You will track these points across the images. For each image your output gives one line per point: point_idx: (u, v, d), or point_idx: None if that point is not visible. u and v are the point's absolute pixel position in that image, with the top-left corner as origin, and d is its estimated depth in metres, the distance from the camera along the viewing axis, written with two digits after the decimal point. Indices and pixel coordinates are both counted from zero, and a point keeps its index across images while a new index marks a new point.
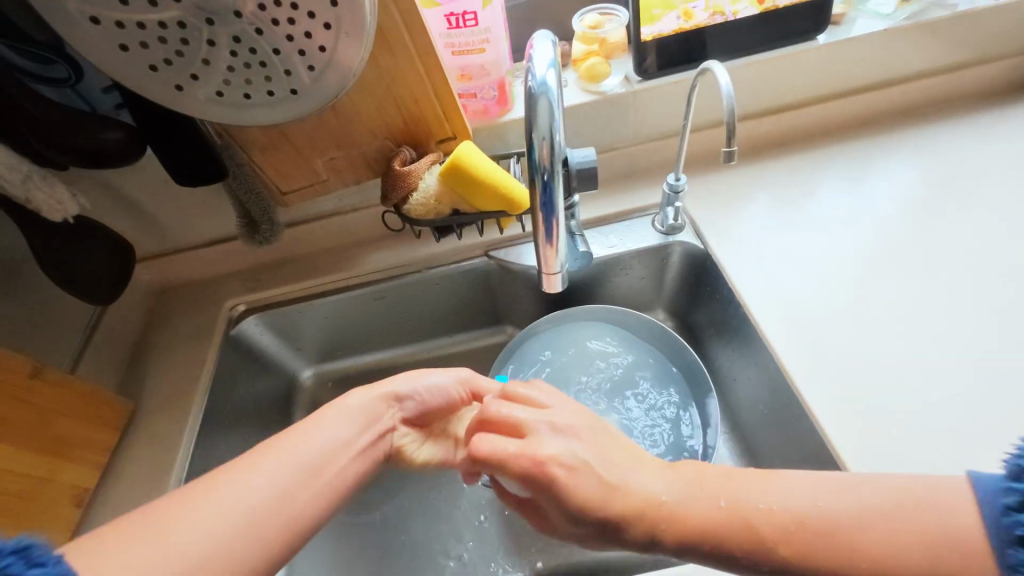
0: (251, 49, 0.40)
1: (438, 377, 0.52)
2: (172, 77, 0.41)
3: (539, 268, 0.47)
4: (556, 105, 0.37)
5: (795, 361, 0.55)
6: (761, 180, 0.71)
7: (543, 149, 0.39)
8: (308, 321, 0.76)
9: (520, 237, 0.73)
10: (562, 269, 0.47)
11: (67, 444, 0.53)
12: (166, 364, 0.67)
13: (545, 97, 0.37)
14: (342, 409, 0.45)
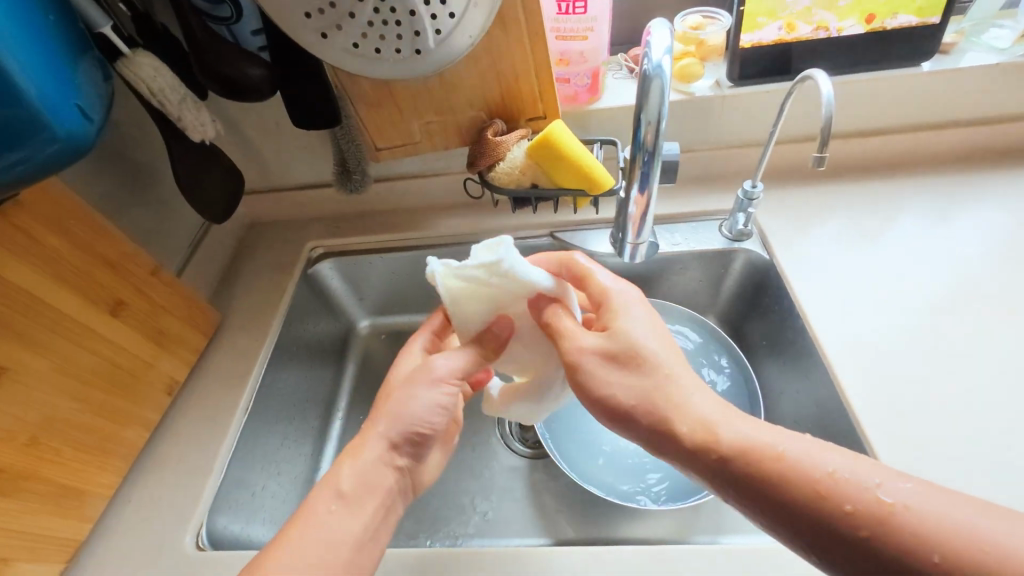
0: (391, 8, 0.45)
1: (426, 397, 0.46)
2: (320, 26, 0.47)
3: (623, 238, 0.53)
4: (667, 89, 0.39)
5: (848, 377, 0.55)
6: (837, 201, 0.70)
7: (647, 131, 0.42)
8: (376, 274, 0.82)
9: (585, 223, 0.75)
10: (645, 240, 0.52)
11: (168, 337, 0.60)
12: (250, 288, 0.74)
13: (657, 81, 0.39)
14: (337, 496, 0.43)
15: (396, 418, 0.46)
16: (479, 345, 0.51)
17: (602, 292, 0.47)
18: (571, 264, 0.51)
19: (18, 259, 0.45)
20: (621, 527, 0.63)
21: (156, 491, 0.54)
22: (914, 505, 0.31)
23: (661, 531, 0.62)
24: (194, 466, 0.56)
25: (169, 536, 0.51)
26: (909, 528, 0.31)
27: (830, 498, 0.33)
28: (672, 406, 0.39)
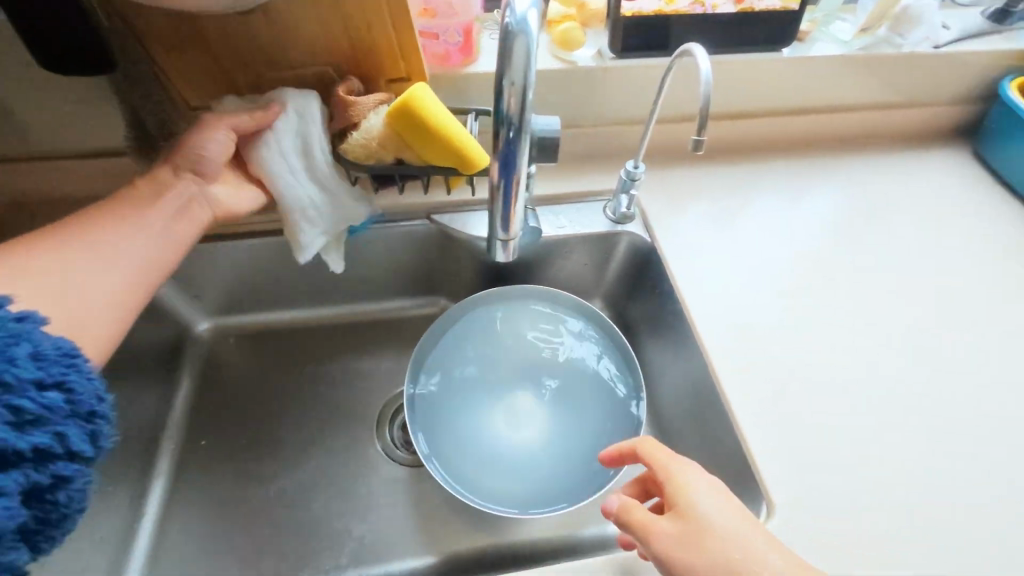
0: None
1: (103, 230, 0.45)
2: None
3: (492, 235, 0.45)
4: (535, 47, 0.33)
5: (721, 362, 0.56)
6: (710, 182, 0.72)
7: (510, 97, 0.35)
8: (209, 267, 0.67)
9: (466, 204, 0.67)
10: (517, 235, 0.44)
11: None
12: None
13: (525, 35, 0.33)
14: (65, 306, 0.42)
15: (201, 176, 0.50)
16: (250, 113, 0.50)
17: (668, 470, 0.41)
18: (636, 450, 0.44)
19: None
20: (511, 530, 0.60)
21: None
22: None
23: (550, 528, 0.60)
24: None
25: None
26: None
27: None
28: (743, 571, 0.36)
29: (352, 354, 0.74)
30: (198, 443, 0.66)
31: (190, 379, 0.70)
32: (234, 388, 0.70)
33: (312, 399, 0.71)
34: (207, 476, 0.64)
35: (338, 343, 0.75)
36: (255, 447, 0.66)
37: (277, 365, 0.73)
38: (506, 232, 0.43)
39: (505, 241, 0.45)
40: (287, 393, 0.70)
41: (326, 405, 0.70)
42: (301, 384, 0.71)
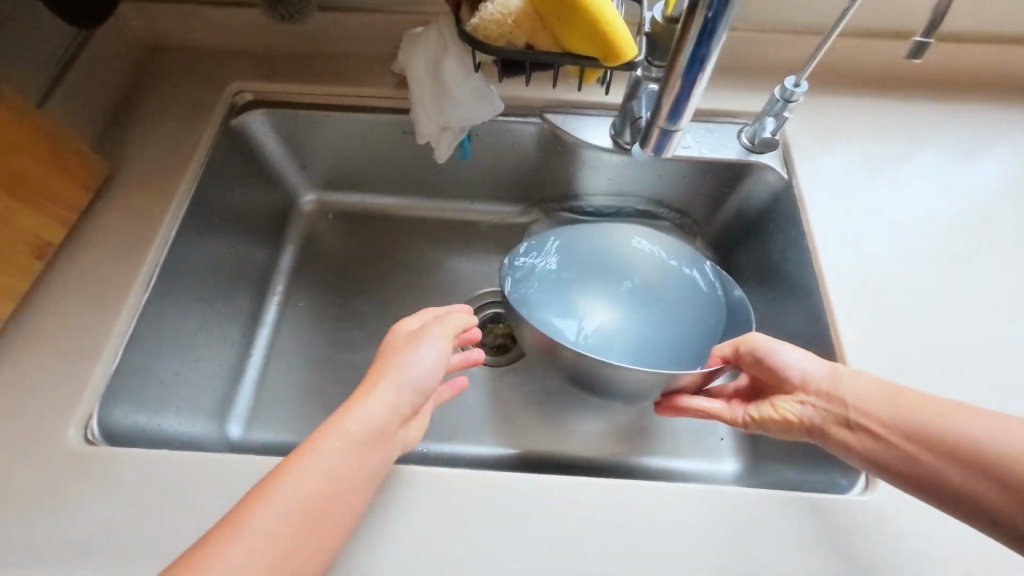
0: None
1: (431, 357, 0.43)
2: None
3: (650, 119, 0.45)
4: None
5: (852, 321, 0.49)
6: (873, 120, 0.60)
7: None
8: (319, 136, 0.67)
9: (584, 106, 0.61)
10: (681, 127, 0.45)
11: (26, 183, 0.45)
12: (154, 133, 0.58)
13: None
14: (344, 432, 0.37)
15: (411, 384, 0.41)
16: (446, 327, 0.46)
17: (787, 369, 0.43)
18: (740, 350, 0.45)
19: None
20: (571, 446, 0.61)
21: (26, 372, 0.44)
22: None
23: (610, 450, 0.60)
24: (75, 349, 0.46)
25: (46, 425, 0.42)
26: None
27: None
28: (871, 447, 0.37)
29: (439, 250, 0.75)
30: (296, 304, 0.70)
31: (293, 246, 0.74)
32: (329, 262, 0.74)
33: (400, 285, 0.73)
34: (300, 335, 0.69)
35: (427, 237, 0.75)
36: (343, 318, 0.70)
37: (369, 247, 0.75)
38: (670, 120, 0.44)
39: (661, 127, 0.45)
40: (375, 275, 0.73)
41: (411, 292, 0.72)
42: (390, 270, 0.74)
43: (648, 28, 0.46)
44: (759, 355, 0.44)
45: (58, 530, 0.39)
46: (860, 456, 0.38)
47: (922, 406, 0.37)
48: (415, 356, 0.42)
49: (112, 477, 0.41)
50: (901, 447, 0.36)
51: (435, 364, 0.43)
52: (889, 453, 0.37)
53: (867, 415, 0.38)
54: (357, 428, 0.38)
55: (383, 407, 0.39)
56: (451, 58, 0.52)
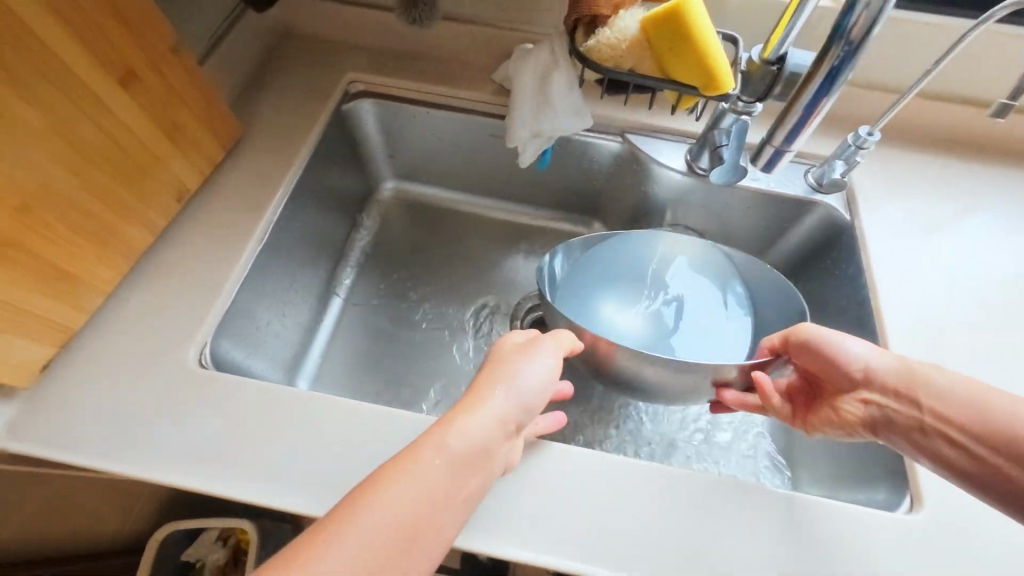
0: None
1: (541, 375, 0.44)
2: None
3: (765, 138, 0.48)
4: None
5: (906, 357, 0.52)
6: (934, 176, 0.64)
7: (860, 15, 0.38)
8: (413, 129, 0.73)
9: (663, 131, 0.67)
10: (794, 150, 0.48)
11: (182, 134, 0.51)
12: (278, 108, 0.64)
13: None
14: (444, 449, 0.35)
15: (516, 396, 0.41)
16: (554, 352, 0.46)
17: (847, 360, 0.43)
18: (792, 340, 0.47)
19: None
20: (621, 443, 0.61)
21: (156, 298, 0.49)
22: None
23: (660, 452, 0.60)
24: (197, 284, 0.51)
25: (169, 347, 0.47)
26: None
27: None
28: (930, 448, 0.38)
29: (503, 248, 0.80)
30: (367, 279, 0.76)
31: (371, 225, 0.80)
32: (400, 245, 0.79)
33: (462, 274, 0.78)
34: (368, 308, 0.74)
35: (493, 235, 0.80)
36: (409, 298, 0.75)
37: (438, 237, 0.80)
38: (787, 141, 0.47)
39: (775, 147, 0.48)
40: (442, 263, 0.78)
41: (473, 283, 0.77)
42: (455, 260, 0.79)
43: (745, 66, 0.50)
44: (811, 345, 0.46)
45: (174, 438, 0.44)
46: (929, 458, 0.38)
47: (994, 409, 0.35)
48: (523, 371, 0.43)
49: (224, 400, 0.46)
50: (977, 452, 0.35)
51: (542, 383, 0.43)
52: (961, 456, 0.36)
53: (942, 416, 0.37)
54: (464, 433, 0.37)
55: (491, 418, 0.39)
56: (560, 73, 0.58)
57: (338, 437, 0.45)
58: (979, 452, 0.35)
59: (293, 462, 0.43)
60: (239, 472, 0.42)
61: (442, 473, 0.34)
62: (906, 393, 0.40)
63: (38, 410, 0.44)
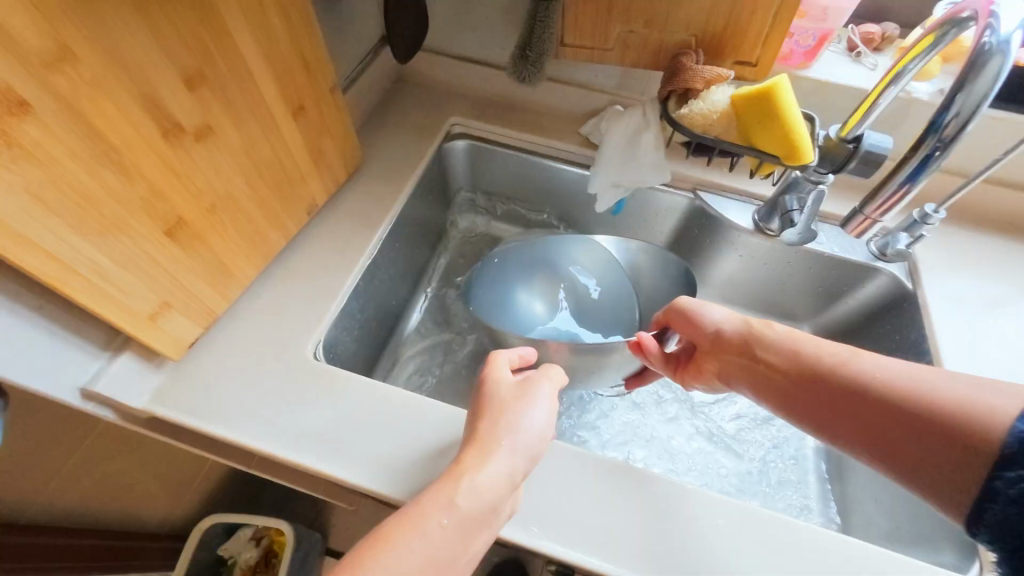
0: None
1: (540, 423, 0.44)
2: None
3: (856, 207, 0.53)
4: (1007, 69, 0.38)
5: None
6: (996, 257, 0.67)
7: (952, 115, 0.41)
8: (501, 170, 0.80)
9: (733, 191, 0.72)
10: (885, 219, 0.52)
11: (323, 158, 0.60)
12: (391, 143, 0.74)
13: (1001, 58, 0.37)
14: (454, 509, 0.36)
15: (517, 448, 0.41)
16: (550, 393, 0.46)
17: (707, 323, 0.51)
18: (671, 310, 0.56)
19: (245, 26, 0.43)
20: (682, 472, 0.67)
21: (284, 296, 0.57)
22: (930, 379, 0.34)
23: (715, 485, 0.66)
24: (318, 287, 0.58)
25: (293, 339, 0.54)
26: (953, 408, 0.32)
27: (862, 367, 0.38)
28: (775, 394, 0.44)
29: None
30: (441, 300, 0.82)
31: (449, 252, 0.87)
32: None
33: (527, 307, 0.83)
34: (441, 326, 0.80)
35: None
36: None
37: None
38: (877, 213, 0.51)
39: (865, 217, 0.52)
40: None
41: None
42: None
43: (822, 141, 0.56)
44: (687, 313, 0.54)
45: (291, 419, 0.49)
46: (758, 392, 0.46)
47: (811, 352, 0.42)
48: (526, 419, 0.43)
49: (335, 390, 0.51)
50: (803, 390, 0.41)
51: (542, 429, 0.43)
52: (772, 383, 0.44)
53: (755, 356, 0.46)
54: (467, 496, 0.37)
55: (497, 474, 0.39)
56: (650, 133, 0.66)
57: (434, 438, 0.49)
58: (805, 391, 0.41)
59: (395, 453, 0.48)
60: (346, 456, 0.47)
61: (446, 538, 0.35)
62: (749, 344, 0.47)
63: (181, 381, 0.50)
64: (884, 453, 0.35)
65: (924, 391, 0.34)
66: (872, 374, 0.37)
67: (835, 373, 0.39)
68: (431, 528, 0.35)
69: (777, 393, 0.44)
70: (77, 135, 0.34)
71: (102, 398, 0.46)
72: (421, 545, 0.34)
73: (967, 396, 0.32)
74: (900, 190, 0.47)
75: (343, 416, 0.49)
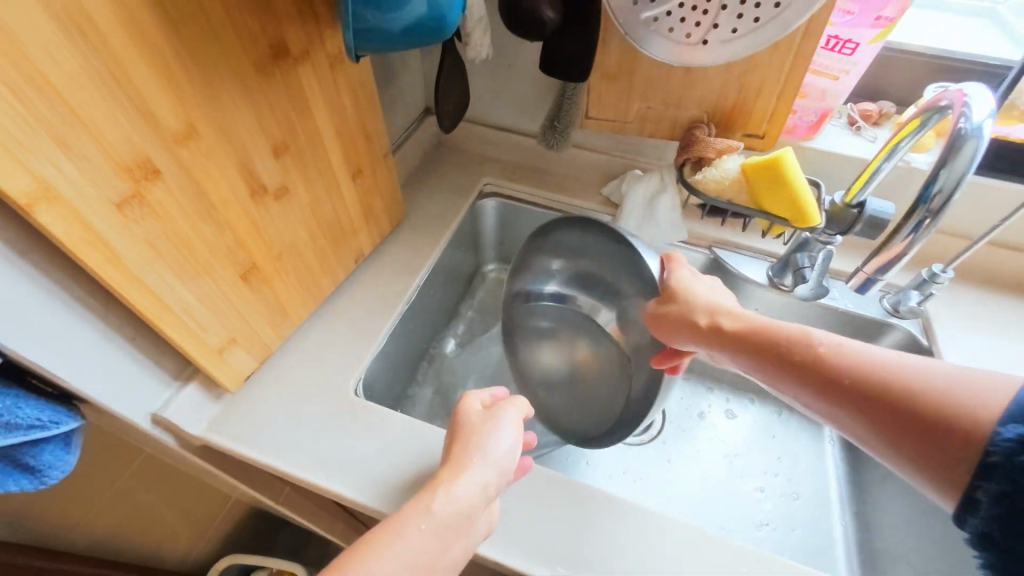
0: None
1: (508, 441, 0.46)
2: None
3: (858, 265, 0.56)
4: (981, 152, 0.42)
5: None
6: (1011, 316, 0.69)
7: (938, 191, 0.45)
8: (528, 226, 0.87)
9: (746, 249, 0.77)
10: (883, 278, 0.55)
11: (373, 212, 0.68)
12: (430, 201, 0.82)
13: (975, 141, 0.42)
14: (430, 515, 0.40)
15: (486, 461, 0.44)
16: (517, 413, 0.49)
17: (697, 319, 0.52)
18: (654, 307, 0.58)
19: (323, 106, 0.52)
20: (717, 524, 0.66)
21: (330, 336, 0.63)
22: (910, 366, 0.36)
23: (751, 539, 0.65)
24: (360, 328, 0.64)
25: (337, 376, 0.59)
26: (942, 398, 0.33)
27: (847, 356, 0.39)
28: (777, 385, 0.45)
29: None
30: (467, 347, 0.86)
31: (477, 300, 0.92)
32: None
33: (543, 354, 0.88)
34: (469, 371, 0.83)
35: None
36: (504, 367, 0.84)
37: None
38: (877, 272, 0.54)
39: (866, 275, 0.56)
40: None
41: None
42: None
43: (828, 206, 0.61)
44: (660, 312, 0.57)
45: (334, 450, 0.53)
46: (759, 380, 0.47)
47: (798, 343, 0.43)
48: (493, 439, 0.46)
49: (374, 425, 0.55)
50: (797, 379, 0.42)
51: (511, 448, 0.46)
52: (761, 372, 0.46)
53: (741, 347, 0.48)
54: (442, 511, 0.40)
55: (470, 489, 0.42)
56: (667, 196, 0.72)
57: None
58: (802, 384, 0.42)
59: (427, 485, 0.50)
60: (384, 488, 0.50)
61: (428, 546, 0.39)
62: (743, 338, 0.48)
63: (235, 412, 0.55)
64: (885, 440, 0.36)
65: (918, 381, 0.35)
66: (861, 365, 0.38)
67: (827, 366, 0.40)
68: (406, 538, 0.39)
69: (780, 384, 0.44)
70: (188, 194, 0.41)
71: (168, 424, 0.50)
72: (399, 556, 0.37)
73: (967, 388, 0.33)
74: (894, 252, 0.51)
75: (381, 451, 0.53)
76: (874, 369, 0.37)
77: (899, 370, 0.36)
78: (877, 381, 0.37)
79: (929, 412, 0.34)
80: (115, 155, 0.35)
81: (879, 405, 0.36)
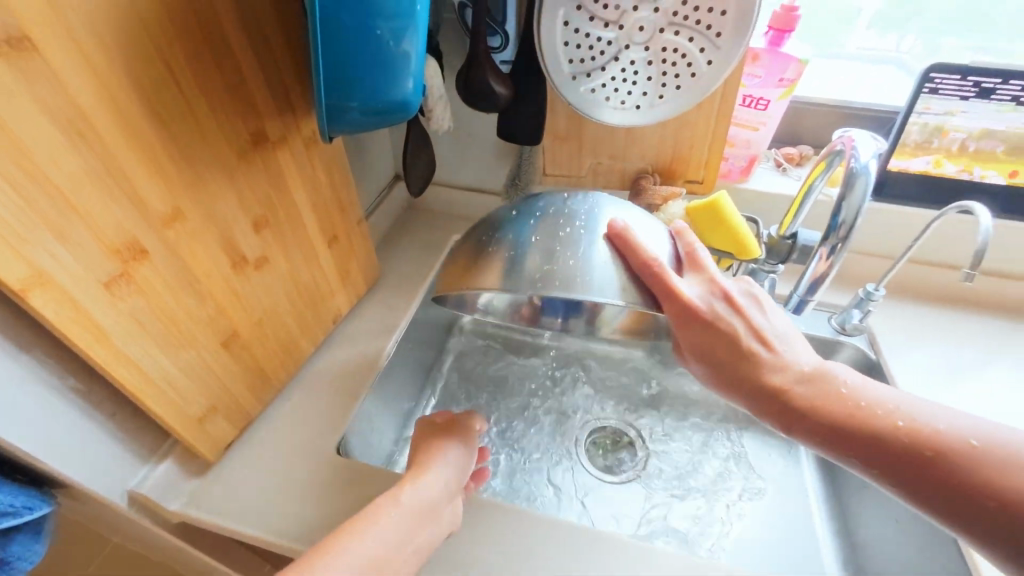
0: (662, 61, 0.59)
1: (462, 447, 0.54)
2: (574, 70, 0.61)
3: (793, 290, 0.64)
4: (870, 186, 0.52)
5: None
6: (945, 326, 0.76)
7: (844, 219, 0.54)
8: None
9: None
10: (814, 299, 0.63)
11: (349, 275, 0.71)
12: (404, 260, 0.86)
13: (863, 177, 0.52)
14: (398, 504, 0.46)
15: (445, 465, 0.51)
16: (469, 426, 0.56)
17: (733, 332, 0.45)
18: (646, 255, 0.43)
19: (301, 183, 0.56)
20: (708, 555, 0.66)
21: (310, 397, 0.64)
22: (954, 429, 0.40)
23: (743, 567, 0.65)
24: (339, 386, 0.65)
25: (317, 437, 0.59)
26: (989, 462, 0.38)
27: (916, 439, 0.40)
28: (805, 428, 0.44)
29: None
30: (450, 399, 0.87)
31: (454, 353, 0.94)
32: None
33: None
34: None
35: None
36: None
37: None
38: (809, 293, 0.62)
39: (802, 298, 0.63)
40: None
41: None
42: None
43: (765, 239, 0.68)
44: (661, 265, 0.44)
45: (317, 512, 0.52)
46: (784, 425, 0.45)
47: (832, 391, 0.44)
48: (451, 448, 0.53)
49: (356, 483, 0.55)
50: (834, 429, 0.43)
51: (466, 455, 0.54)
52: (792, 418, 0.45)
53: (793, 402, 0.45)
54: (410, 501, 0.47)
55: (430, 485, 0.49)
56: None
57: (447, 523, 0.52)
58: (844, 437, 0.43)
59: None
60: None
61: (392, 533, 0.44)
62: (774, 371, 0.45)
63: (213, 484, 0.54)
64: (930, 499, 0.39)
65: (969, 447, 0.39)
66: (910, 426, 0.41)
67: (876, 424, 0.42)
68: (374, 527, 0.44)
69: (811, 431, 0.44)
70: (172, 270, 0.44)
71: (145, 501, 0.50)
72: (373, 539, 0.43)
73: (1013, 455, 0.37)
74: (819, 272, 0.59)
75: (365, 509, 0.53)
76: (924, 431, 0.40)
77: (947, 431, 0.40)
78: (928, 443, 0.40)
79: (978, 475, 0.38)
80: (104, 238, 0.38)
81: (930, 468, 0.39)
